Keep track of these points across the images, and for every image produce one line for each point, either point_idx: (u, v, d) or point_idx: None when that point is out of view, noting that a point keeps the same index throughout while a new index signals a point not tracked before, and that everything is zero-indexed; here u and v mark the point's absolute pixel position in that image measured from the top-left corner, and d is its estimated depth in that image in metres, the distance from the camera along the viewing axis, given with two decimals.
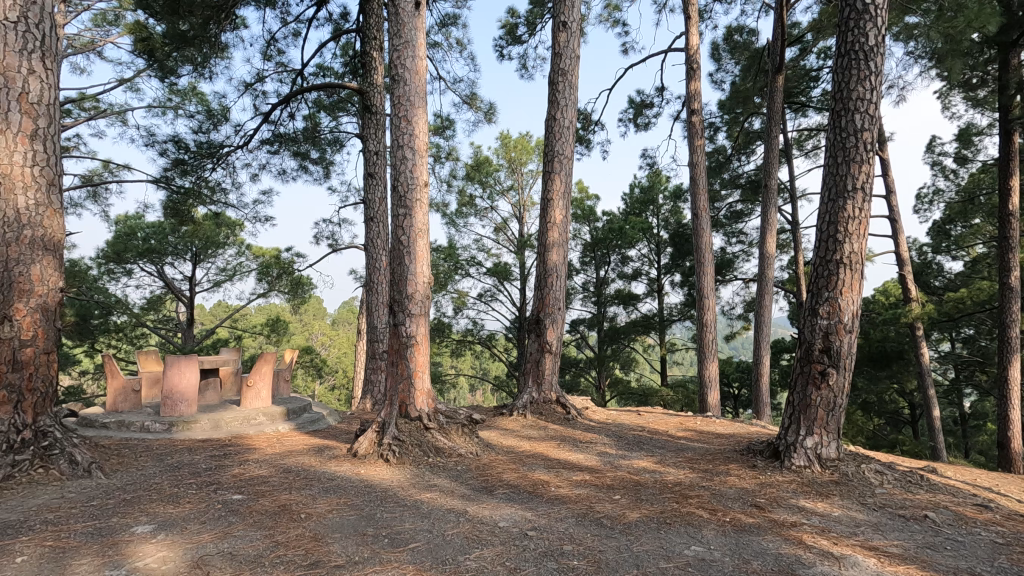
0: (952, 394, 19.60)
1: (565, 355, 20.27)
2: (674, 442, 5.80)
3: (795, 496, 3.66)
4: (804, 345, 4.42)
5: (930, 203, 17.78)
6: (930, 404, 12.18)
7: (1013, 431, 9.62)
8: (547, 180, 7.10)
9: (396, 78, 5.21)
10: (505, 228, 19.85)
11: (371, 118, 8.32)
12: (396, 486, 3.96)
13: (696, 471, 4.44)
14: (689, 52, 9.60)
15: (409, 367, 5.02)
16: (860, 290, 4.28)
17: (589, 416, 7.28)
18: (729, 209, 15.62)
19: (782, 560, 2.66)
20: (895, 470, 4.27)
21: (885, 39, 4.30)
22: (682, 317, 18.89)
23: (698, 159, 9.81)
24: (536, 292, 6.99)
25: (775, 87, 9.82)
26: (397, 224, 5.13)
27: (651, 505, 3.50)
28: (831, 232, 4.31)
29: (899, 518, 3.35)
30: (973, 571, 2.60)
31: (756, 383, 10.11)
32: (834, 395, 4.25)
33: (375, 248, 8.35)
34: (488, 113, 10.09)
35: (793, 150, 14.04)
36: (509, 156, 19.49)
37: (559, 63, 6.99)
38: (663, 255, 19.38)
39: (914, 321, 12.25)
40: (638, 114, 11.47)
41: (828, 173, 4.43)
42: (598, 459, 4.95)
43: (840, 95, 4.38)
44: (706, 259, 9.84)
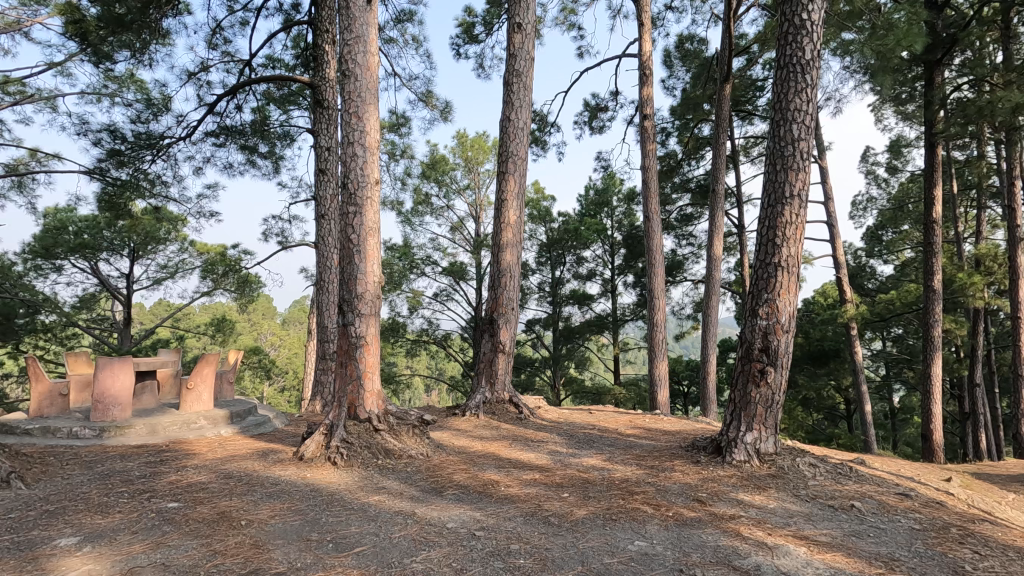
0: (882, 390, 20.83)
1: (521, 355, 20.41)
2: (623, 439, 5.92)
3: (735, 490, 3.81)
4: (745, 345, 4.60)
5: (864, 210, 18.90)
6: (863, 400, 12.85)
7: (935, 424, 10.37)
8: (501, 181, 7.10)
9: (347, 73, 5.10)
10: (460, 227, 19.81)
11: (323, 113, 8.13)
12: (343, 489, 3.88)
13: (642, 468, 4.54)
14: (643, 58, 9.83)
15: (358, 367, 4.93)
16: (796, 293, 4.49)
17: (542, 415, 7.34)
18: (680, 212, 16.09)
19: (720, 552, 2.76)
20: (827, 462, 4.51)
21: (819, 55, 4.53)
22: (635, 317, 19.32)
23: (650, 163, 10.06)
24: (490, 292, 6.99)
25: (723, 94, 10.13)
26: (346, 223, 5.01)
27: (598, 502, 3.57)
28: (770, 236, 4.50)
29: (829, 508, 3.54)
30: (893, 558, 2.77)
31: (704, 380, 10.44)
32: (772, 392, 4.44)
33: (327, 246, 8.16)
34: (444, 111, 9.98)
35: (740, 156, 14.61)
36: (465, 155, 19.41)
37: (513, 64, 7.01)
38: (617, 256, 19.77)
39: (849, 320, 12.91)
40: (593, 117, 11.61)
41: (768, 179, 4.63)
42: (549, 458, 4.99)
43: (779, 106, 4.59)
44: (657, 260, 10.09)
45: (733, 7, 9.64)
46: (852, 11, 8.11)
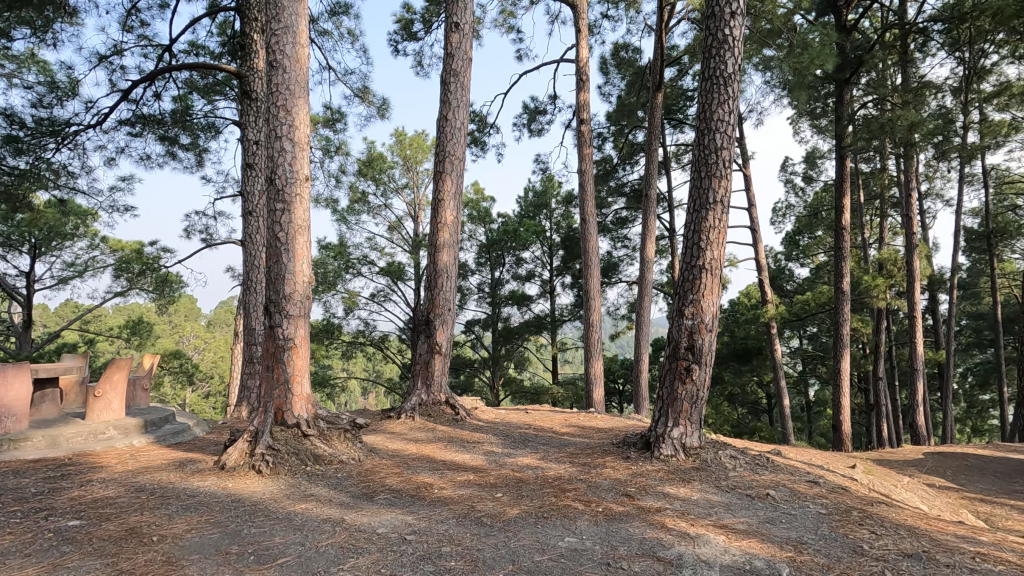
0: (800, 384, 22.29)
1: (460, 356, 20.31)
2: (557, 438, 6.02)
3: (661, 484, 3.97)
4: (672, 344, 4.77)
5: (783, 216, 20.17)
6: (782, 394, 13.67)
7: (844, 415, 11.21)
8: (438, 180, 7.03)
9: (274, 64, 4.88)
10: (398, 227, 19.51)
11: (251, 104, 7.79)
12: (268, 498, 3.71)
13: (575, 465, 4.64)
14: (579, 63, 10.04)
15: (286, 371, 4.73)
16: (719, 293, 4.72)
17: (478, 416, 7.34)
18: (615, 215, 16.60)
19: (645, 544, 2.86)
20: (746, 454, 4.77)
21: (740, 69, 4.80)
22: (572, 317, 19.71)
23: (587, 167, 10.28)
24: (426, 292, 6.90)
25: (655, 102, 10.51)
26: (273, 220, 4.80)
27: (531, 501, 3.61)
28: (696, 240, 4.71)
29: (746, 497, 3.75)
30: (801, 541, 2.97)
31: (637, 379, 10.80)
32: (697, 389, 4.64)
33: (254, 245, 7.80)
34: (381, 108, 9.78)
35: (671, 163, 15.25)
36: (403, 153, 19.13)
37: (451, 63, 6.97)
38: (555, 257, 20.08)
39: (770, 320, 13.73)
40: (532, 120, 11.76)
41: (693, 186, 4.84)
42: (484, 458, 4.99)
43: (704, 116, 4.81)
44: (594, 262, 10.33)
45: (664, 19, 10.05)
46: (773, 30, 8.65)
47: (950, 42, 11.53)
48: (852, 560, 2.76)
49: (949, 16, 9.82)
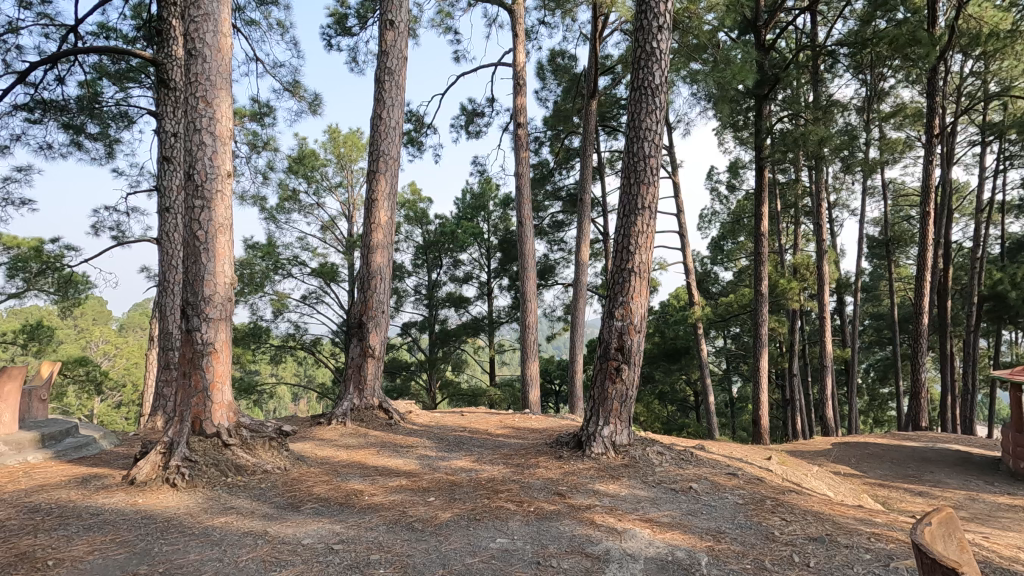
0: (724, 382, 23.51)
1: (396, 359, 19.93)
2: (491, 439, 6.03)
3: (592, 481, 4.07)
4: (602, 344, 4.90)
5: (709, 222, 21.22)
6: (708, 391, 14.34)
7: (763, 410, 11.92)
8: (371, 180, 6.88)
9: (192, 53, 4.61)
10: (331, 227, 18.93)
11: (169, 94, 7.34)
12: (183, 513, 3.49)
13: (508, 466, 4.67)
14: (517, 68, 10.14)
15: (205, 377, 4.46)
16: (647, 295, 4.90)
17: (412, 420, 7.24)
18: (552, 219, 16.88)
19: (574, 541, 2.92)
20: (672, 450, 4.98)
21: (667, 81, 5.01)
22: (510, 319, 19.84)
23: (523, 170, 10.39)
24: (358, 294, 6.73)
25: (589, 109, 10.76)
26: (190, 218, 4.53)
27: (463, 503, 3.60)
28: (625, 244, 4.87)
29: (671, 491, 3.91)
30: (721, 531, 3.13)
31: (572, 379, 11.00)
32: (626, 388, 4.79)
33: (171, 243, 7.32)
34: (312, 104, 9.45)
35: (605, 169, 15.70)
36: (337, 151, 18.57)
37: (385, 61, 6.84)
38: (492, 259, 20.14)
39: (697, 321, 14.37)
40: (470, 122, 11.73)
41: (623, 191, 5.00)
42: (417, 462, 4.93)
43: (633, 124, 4.99)
44: (530, 265, 10.44)
45: (599, 28, 10.33)
46: (698, 45, 9.07)
47: (855, 65, 12.59)
48: (765, 546, 2.94)
49: (853, 42, 10.72)
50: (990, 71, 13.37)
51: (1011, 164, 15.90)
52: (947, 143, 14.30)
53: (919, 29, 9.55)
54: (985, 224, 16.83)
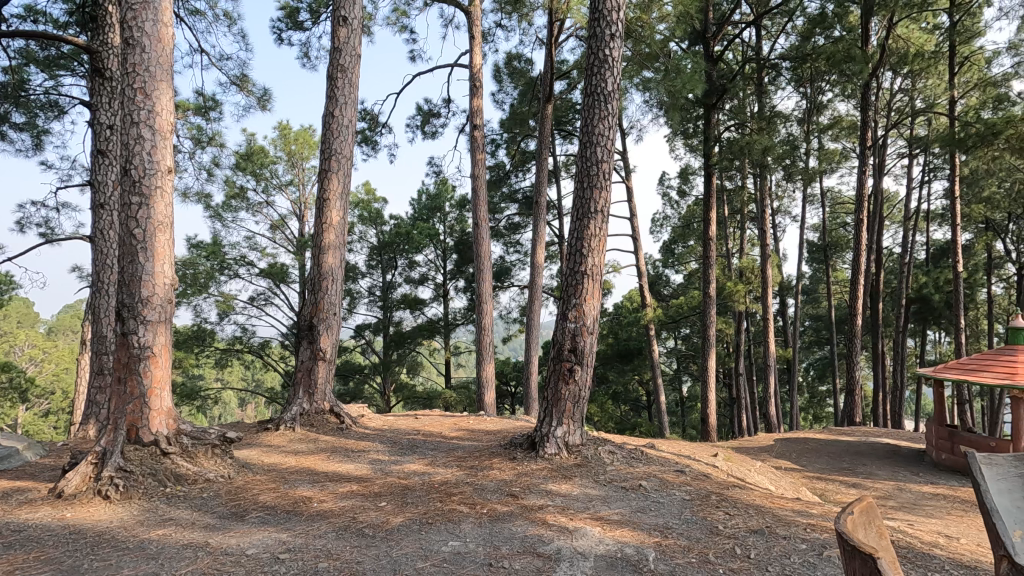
0: (675, 381, 24.17)
1: (349, 362, 19.52)
2: (446, 442, 6.00)
3: (545, 481, 4.11)
4: (555, 346, 4.95)
5: (661, 226, 21.80)
6: (659, 391, 14.71)
7: (711, 408, 12.32)
8: (323, 179, 6.72)
9: (130, 41, 4.39)
10: (282, 226, 18.38)
11: (104, 84, 6.95)
12: (116, 527, 3.30)
13: (462, 469, 4.65)
14: (473, 69, 10.13)
15: (141, 383, 4.24)
16: (599, 298, 5.00)
17: (365, 424, 7.10)
18: (508, 221, 16.95)
19: (526, 541, 2.94)
20: (623, 449, 5.10)
21: (619, 88, 5.13)
22: (465, 321, 19.75)
23: (479, 171, 10.39)
24: (309, 296, 6.56)
25: (545, 113, 10.86)
26: (127, 215, 4.31)
27: (416, 507, 3.57)
28: (579, 247, 4.95)
29: (621, 489, 4.00)
30: (668, 527, 3.22)
31: (527, 381, 11.05)
32: (579, 389, 4.85)
33: (105, 241, 6.91)
34: (262, 99, 9.16)
35: (561, 172, 15.89)
36: (288, 148, 18.05)
37: (337, 58, 6.70)
38: (448, 261, 20.02)
39: (649, 322, 14.71)
40: (426, 122, 11.62)
41: (577, 195, 5.08)
42: (369, 467, 4.85)
43: (586, 129, 5.08)
44: (486, 266, 10.43)
45: (554, 33, 10.45)
46: (651, 54, 9.28)
47: (796, 78, 13.24)
48: (709, 540, 3.05)
49: (795, 56, 11.27)
50: (916, 88, 14.35)
51: (935, 176, 17.10)
52: (878, 154, 15.23)
53: (853, 47, 10.16)
54: (912, 231, 18.02)
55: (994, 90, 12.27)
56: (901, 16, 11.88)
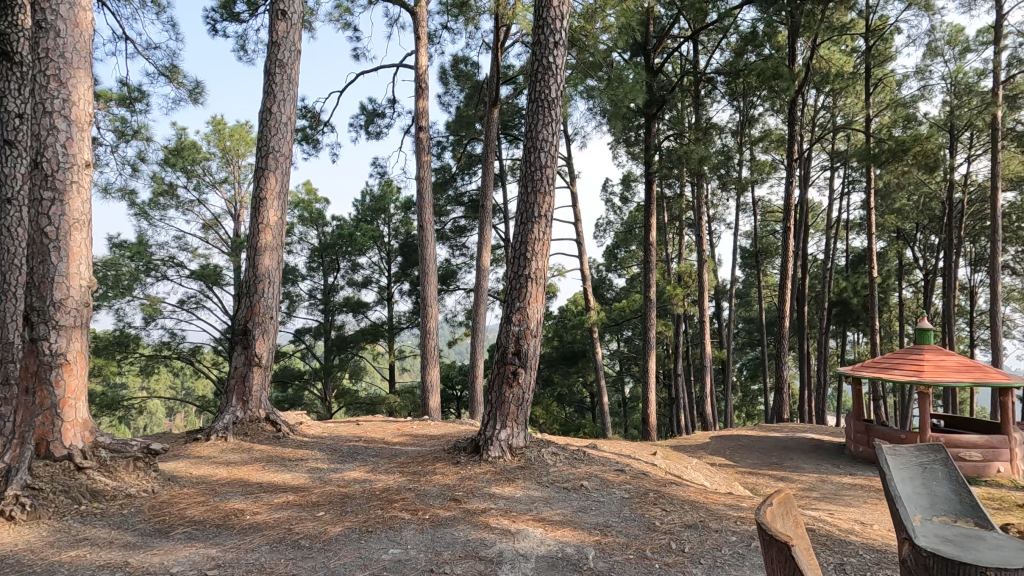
0: (617, 383, 24.77)
1: (287, 368, 18.82)
2: (388, 448, 5.89)
3: (488, 484, 4.11)
4: (499, 349, 4.96)
5: (604, 231, 22.32)
6: (603, 392, 15.03)
7: (651, 408, 12.69)
8: (259, 177, 6.45)
9: (43, 25, 4.07)
10: (215, 226, 17.52)
11: (12, 69, 6.41)
12: (21, 550, 3.03)
13: (404, 475, 4.58)
14: (418, 70, 10.03)
15: (52, 394, 3.92)
16: (543, 301, 5.06)
17: (304, 431, 6.87)
18: (454, 224, 16.87)
19: (468, 546, 2.93)
20: (566, 450, 5.18)
21: (562, 95, 5.22)
22: (410, 324, 19.47)
23: (425, 173, 10.29)
24: (243, 300, 6.28)
25: (491, 117, 10.90)
26: (37, 211, 3.98)
27: (355, 516, 3.49)
28: (523, 250, 4.99)
29: (563, 490, 4.06)
30: (608, 525, 3.30)
31: (473, 385, 11.02)
32: (522, 391, 4.88)
33: (12, 240, 6.35)
34: (193, 91, 8.71)
35: (507, 176, 16.00)
36: (222, 144, 17.24)
37: (276, 52, 6.46)
38: (393, 264, 19.69)
39: (593, 325, 15.01)
40: (370, 122, 11.40)
41: (521, 199, 5.12)
42: (307, 476, 4.69)
43: (531, 134, 5.14)
44: (431, 269, 10.33)
45: (500, 38, 10.52)
46: (594, 63, 9.47)
47: (730, 92, 13.92)
48: (646, 536, 3.14)
49: (729, 71, 11.85)
50: (837, 106, 15.41)
51: (853, 188, 18.39)
52: (804, 167, 16.23)
53: (781, 65, 10.80)
54: (834, 239, 19.30)
55: (903, 111, 13.49)
56: (823, 39, 12.74)
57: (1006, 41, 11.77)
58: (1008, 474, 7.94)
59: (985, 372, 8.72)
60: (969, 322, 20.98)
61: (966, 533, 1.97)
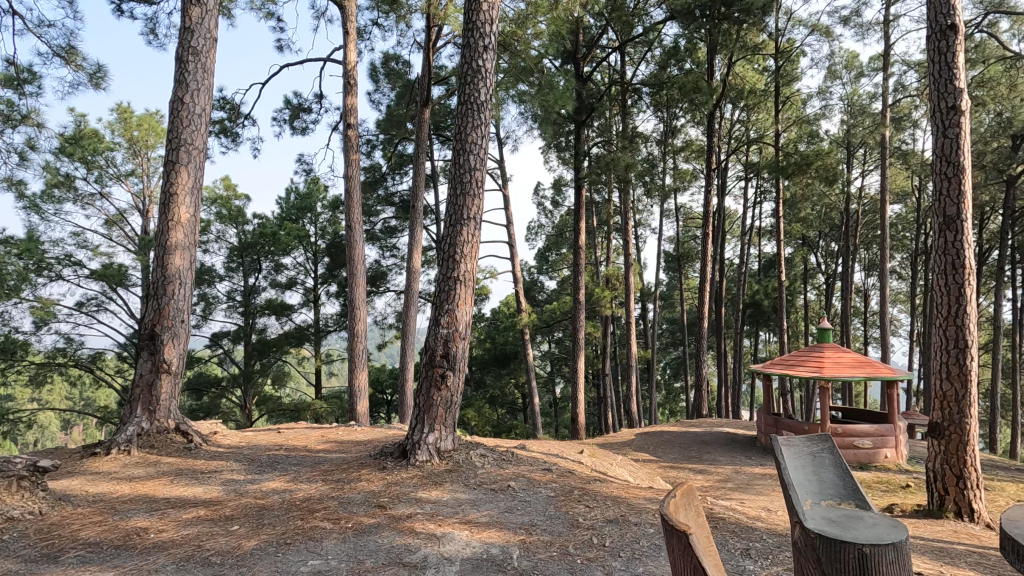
0: (548, 383, 25.16)
1: (202, 375, 17.70)
2: (310, 456, 5.66)
3: (415, 489, 4.06)
4: (427, 352, 4.89)
5: (536, 234, 22.63)
6: (533, 393, 15.19)
7: (579, 408, 12.97)
8: (169, 171, 6.03)
9: None
10: (119, 222, 16.19)
11: None
12: None
13: (326, 484, 4.42)
14: (347, 66, 9.75)
15: None
16: (471, 304, 5.05)
17: (218, 441, 6.47)
18: (384, 224, 16.53)
19: (392, 552, 2.88)
20: (494, 451, 5.21)
21: (492, 99, 5.25)
22: (338, 328, 18.83)
23: (353, 172, 10.01)
24: (150, 302, 5.85)
25: (423, 117, 10.77)
26: None
27: (273, 528, 3.33)
28: (451, 253, 4.97)
29: (490, 491, 4.08)
30: (533, 524, 3.35)
31: (403, 388, 10.79)
32: (451, 395, 4.84)
33: None
34: (95, 76, 8.01)
35: (439, 177, 15.88)
36: (129, 134, 15.96)
37: (188, 39, 6.08)
38: (319, 264, 18.99)
39: (524, 327, 15.16)
40: (295, 117, 10.93)
41: (450, 201, 5.10)
42: (221, 489, 4.43)
43: (460, 136, 5.15)
44: (360, 271, 10.06)
45: (432, 39, 10.42)
46: (526, 68, 9.57)
47: (654, 103, 14.53)
48: (570, 533, 3.22)
49: (653, 83, 12.41)
50: (751, 121, 16.51)
51: (764, 198, 19.76)
52: (720, 177, 17.24)
53: (700, 80, 11.43)
54: (748, 245, 20.60)
55: (807, 128, 14.66)
56: (738, 57, 13.59)
57: (893, 69, 13.08)
58: (894, 459, 8.80)
59: (875, 368, 9.62)
60: (864, 322, 23.06)
61: (848, 515, 2.16)
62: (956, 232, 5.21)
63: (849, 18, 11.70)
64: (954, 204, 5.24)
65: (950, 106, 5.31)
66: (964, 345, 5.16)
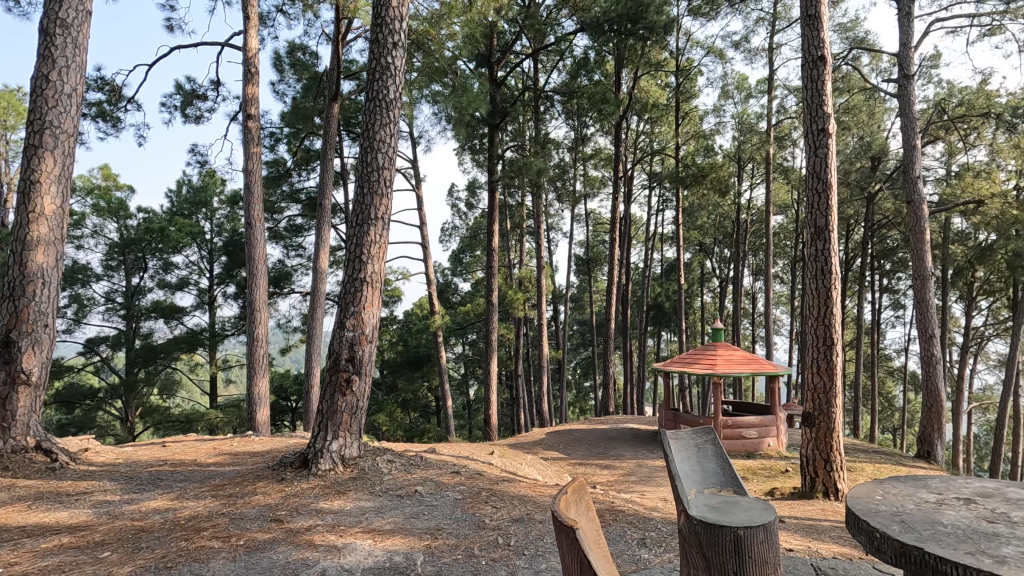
0: (462, 386, 25.06)
1: (74, 386, 15.77)
2: (199, 471, 5.22)
3: (316, 499, 3.88)
4: (332, 356, 4.69)
5: (449, 236, 22.54)
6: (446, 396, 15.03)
7: (492, 409, 12.98)
8: (30, 156, 5.33)
9: None
10: None
11: None
12: None
13: (217, 499, 4.10)
14: (248, 53, 9.17)
15: None
16: (379, 306, 4.92)
17: (89, 459, 5.79)
18: (289, 222, 15.69)
19: (288, 568, 2.73)
20: (402, 456, 5.11)
21: (401, 98, 5.15)
22: (237, 331, 17.57)
23: (254, 166, 9.41)
24: (4, 304, 5.14)
25: (331, 112, 10.34)
26: None
27: (151, 551, 3.04)
28: (358, 254, 4.82)
29: (396, 497, 3.99)
30: (438, 529, 3.31)
31: (308, 395, 10.25)
32: (357, 400, 4.69)
33: None
34: None
35: (349, 175, 15.36)
36: None
37: (56, 9, 5.43)
38: (216, 263, 17.67)
39: (437, 329, 14.94)
40: (187, 103, 10.10)
41: (357, 200, 4.95)
42: (92, 512, 3.98)
43: (368, 133, 4.99)
44: (260, 270, 9.44)
45: (341, 31, 10.06)
46: (438, 68, 9.45)
47: (566, 110, 14.96)
48: (475, 534, 3.22)
49: (564, 91, 12.76)
50: (654, 132, 17.48)
51: (666, 206, 21.04)
52: (627, 184, 18.10)
53: (609, 91, 11.89)
54: (652, 250, 21.77)
55: (704, 142, 15.73)
56: (643, 71, 14.36)
57: (776, 92, 14.42)
58: (775, 447, 9.67)
59: (759, 365, 10.52)
60: (752, 322, 25.15)
61: (727, 500, 2.34)
62: (824, 242, 5.82)
63: (740, 43, 12.73)
64: (823, 216, 5.86)
65: (819, 129, 5.94)
66: (830, 342, 5.77)
